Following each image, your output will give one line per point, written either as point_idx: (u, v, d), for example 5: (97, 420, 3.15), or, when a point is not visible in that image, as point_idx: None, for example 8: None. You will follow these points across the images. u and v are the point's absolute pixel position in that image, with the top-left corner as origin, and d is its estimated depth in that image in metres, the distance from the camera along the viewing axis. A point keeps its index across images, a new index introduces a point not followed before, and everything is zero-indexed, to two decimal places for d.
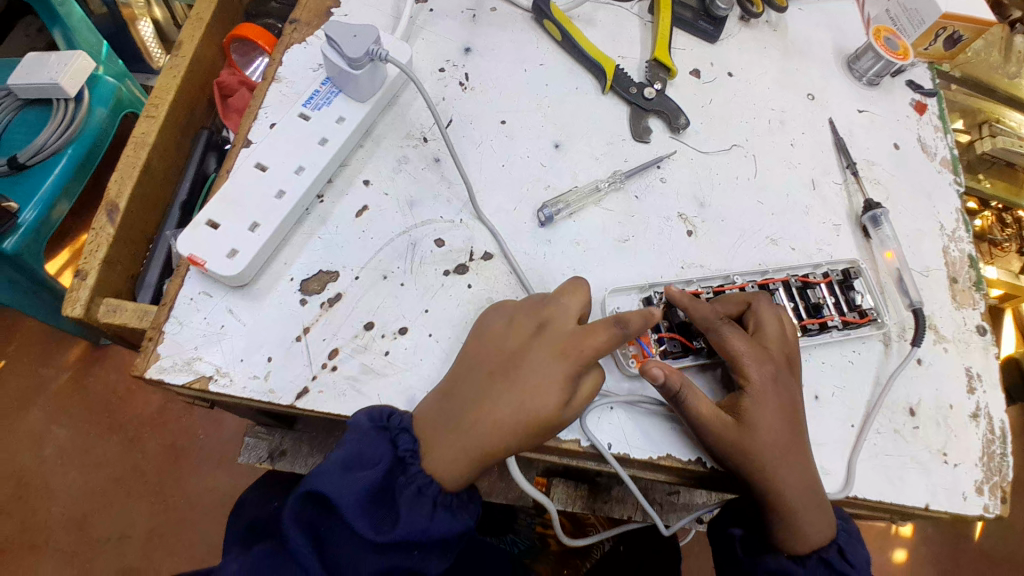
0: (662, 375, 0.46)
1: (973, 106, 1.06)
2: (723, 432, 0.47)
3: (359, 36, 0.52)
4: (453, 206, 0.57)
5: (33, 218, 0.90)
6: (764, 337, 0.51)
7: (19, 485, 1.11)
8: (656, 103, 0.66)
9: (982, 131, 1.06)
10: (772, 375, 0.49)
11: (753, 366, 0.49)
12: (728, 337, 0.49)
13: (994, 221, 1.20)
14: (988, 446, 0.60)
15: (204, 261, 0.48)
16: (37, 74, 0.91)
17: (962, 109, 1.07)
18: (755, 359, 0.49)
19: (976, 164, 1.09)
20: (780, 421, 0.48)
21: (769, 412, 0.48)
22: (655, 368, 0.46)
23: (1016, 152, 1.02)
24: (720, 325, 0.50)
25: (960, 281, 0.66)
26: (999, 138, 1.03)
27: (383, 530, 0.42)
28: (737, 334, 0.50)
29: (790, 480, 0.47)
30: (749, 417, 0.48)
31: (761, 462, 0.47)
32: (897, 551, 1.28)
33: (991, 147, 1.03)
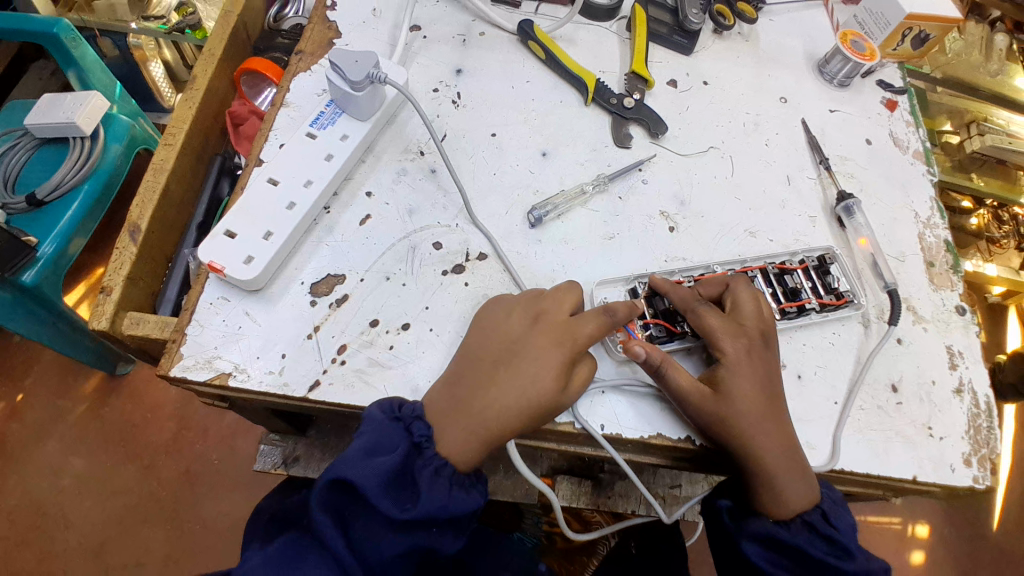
0: (644, 352, 0.52)
1: (959, 107, 1.10)
2: (701, 401, 0.51)
3: (359, 62, 0.57)
4: (450, 212, 0.62)
5: (52, 251, 0.96)
6: (740, 314, 0.55)
7: (37, 516, 1.15)
8: (636, 111, 0.71)
9: (971, 131, 1.10)
10: (747, 349, 0.53)
11: (727, 340, 0.53)
12: (704, 315, 0.55)
13: (991, 218, 1.25)
14: (974, 420, 0.62)
15: (223, 267, 0.53)
16: (54, 114, 0.98)
17: (949, 111, 1.11)
18: (729, 334, 0.53)
19: (968, 163, 1.12)
20: (756, 392, 0.52)
21: (745, 381, 0.52)
22: (638, 347, 0.52)
23: (1007, 149, 1.05)
24: (698, 306, 0.55)
25: (937, 265, 0.70)
26: (989, 136, 1.06)
27: (406, 508, 0.45)
28: (711, 312, 0.55)
29: (768, 445, 0.51)
30: (726, 388, 0.52)
31: (740, 429, 0.51)
32: (915, 553, 1.28)
33: (981, 145, 1.06)
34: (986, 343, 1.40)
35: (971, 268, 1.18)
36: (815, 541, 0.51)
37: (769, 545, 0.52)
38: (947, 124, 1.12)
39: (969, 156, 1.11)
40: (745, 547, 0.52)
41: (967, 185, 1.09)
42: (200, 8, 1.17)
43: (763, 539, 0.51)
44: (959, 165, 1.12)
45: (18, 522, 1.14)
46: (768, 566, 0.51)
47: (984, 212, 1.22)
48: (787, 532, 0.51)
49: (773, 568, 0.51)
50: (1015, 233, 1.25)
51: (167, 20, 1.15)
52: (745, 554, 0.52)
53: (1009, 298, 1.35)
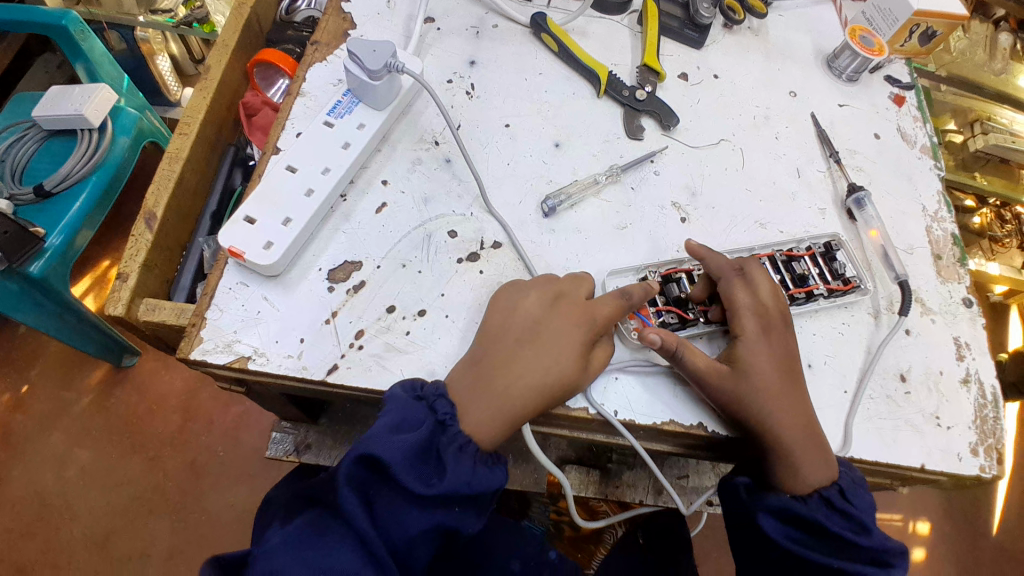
0: (659, 339, 0.53)
1: (964, 105, 1.12)
2: (718, 379, 0.52)
3: (378, 51, 0.58)
4: (464, 201, 0.62)
5: (60, 242, 0.96)
6: (763, 293, 0.56)
7: (42, 507, 1.15)
8: (647, 104, 0.72)
9: (975, 129, 1.11)
10: (767, 327, 0.55)
11: (749, 318, 0.55)
12: (732, 292, 0.55)
13: (994, 218, 1.26)
14: (981, 411, 0.63)
15: (243, 252, 0.53)
16: (62, 106, 0.98)
17: (953, 109, 1.12)
18: (753, 312, 0.55)
19: (972, 162, 1.13)
20: (780, 370, 0.53)
21: (763, 362, 0.53)
22: (653, 334, 0.53)
23: (1009, 147, 1.06)
24: (731, 275, 0.56)
25: (944, 258, 0.70)
26: (992, 135, 1.07)
27: (432, 483, 0.46)
28: (740, 285, 0.56)
29: (788, 421, 0.52)
30: (744, 368, 0.53)
31: (743, 406, 0.52)
32: (916, 550, 1.29)
33: (983, 144, 1.08)
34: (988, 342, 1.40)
35: (973, 267, 1.18)
36: (832, 517, 0.51)
37: (786, 519, 0.52)
38: (950, 123, 1.14)
39: (972, 154, 1.12)
40: (761, 520, 0.52)
41: (971, 184, 1.10)
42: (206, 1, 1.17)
43: (781, 513, 0.52)
44: (963, 163, 1.13)
45: (23, 514, 1.14)
46: (787, 541, 0.51)
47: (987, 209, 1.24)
48: (805, 507, 0.51)
49: (792, 543, 0.51)
50: (1017, 233, 1.25)
51: (174, 13, 1.15)
52: (762, 528, 0.52)
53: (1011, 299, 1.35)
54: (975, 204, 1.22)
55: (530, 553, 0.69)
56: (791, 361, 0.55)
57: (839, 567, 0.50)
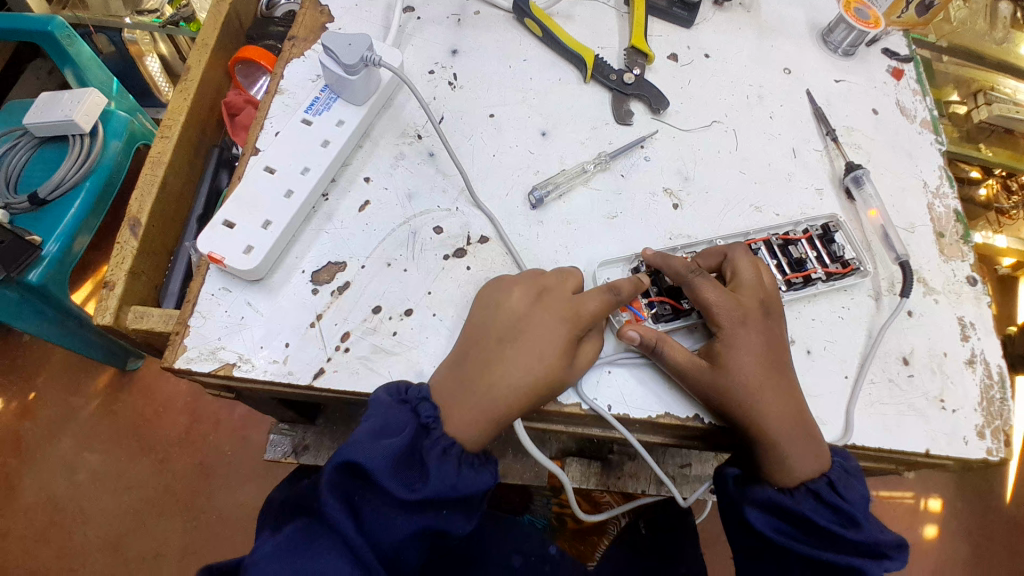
0: (639, 336, 0.52)
1: (966, 76, 1.09)
2: (699, 375, 0.51)
3: (353, 45, 0.56)
4: (450, 195, 0.61)
5: (57, 250, 0.95)
6: (739, 286, 0.54)
7: (53, 512, 1.16)
8: (636, 87, 0.70)
9: (979, 100, 1.06)
10: (744, 321, 0.53)
11: (723, 312, 0.53)
12: (700, 288, 0.53)
13: (999, 189, 1.21)
14: (987, 392, 0.61)
15: (223, 257, 0.52)
16: (52, 113, 0.97)
17: (955, 80, 1.10)
18: (725, 307, 0.53)
19: (976, 134, 1.10)
20: (757, 365, 0.52)
21: (744, 360, 0.52)
22: (632, 331, 0.52)
23: (1014, 117, 1.02)
24: (690, 279, 0.54)
25: (947, 235, 0.68)
26: (997, 105, 1.03)
27: (415, 488, 0.45)
28: (709, 284, 0.53)
29: (774, 412, 0.51)
30: (726, 362, 0.52)
31: (735, 396, 0.51)
32: (928, 527, 1.28)
33: (989, 115, 1.03)
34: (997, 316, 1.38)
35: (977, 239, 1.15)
36: (820, 510, 0.50)
37: (774, 511, 0.52)
38: (953, 94, 1.10)
39: (976, 125, 1.10)
40: (748, 512, 0.52)
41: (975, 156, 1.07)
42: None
43: (767, 506, 0.52)
44: (966, 135, 1.11)
45: (35, 520, 1.15)
46: (775, 533, 0.51)
47: (992, 180, 1.19)
48: (791, 499, 0.51)
49: (780, 535, 0.51)
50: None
51: (160, 13, 1.12)
52: (749, 520, 0.52)
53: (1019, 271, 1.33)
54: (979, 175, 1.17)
55: (530, 548, 0.69)
56: (783, 350, 0.53)
57: (827, 560, 0.49)
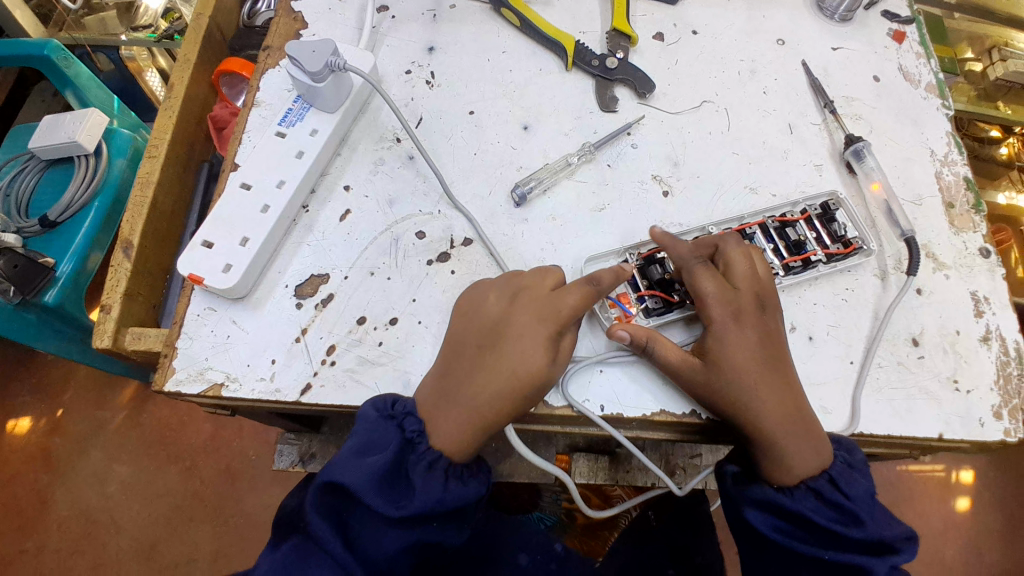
0: (629, 337, 0.51)
1: (979, 33, 1.05)
2: (692, 373, 0.50)
3: (317, 52, 0.55)
4: (431, 199, 0.60)
5: (70, 269, 0.97)
6: (732, 278, 0.53)
7: (87, 524, 1.20)
8: (620, 72, 0.67)
9: (993, 57, 1.03)
10: (739, 314, 0.51)
11: (716, 306, 0.51)
12: (699, 276, 0.52)
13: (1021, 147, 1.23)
14: (1003, 369, 0.58)
15: (203, 277, 0.52)
16: (54, 134, 0.97)
17: (968, 38, 1.06)
18: (720, 299, 0.51)
19: (994, 91, 1.05)
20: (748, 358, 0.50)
21: (740, 356, 0.50)
22: (621, 332, 0.51)
23: None
24: (694, 265, 0.53)
25: (957, 206, 0.65)
26: (1012, 62, 0.99)
27: (401, 504, 0.45)
28: (704, 274, 0.52)
29: (768, 409, 0.49)
30: (718, 358, 0.50)
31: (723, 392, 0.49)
32: (960, 499, 1.24)
33: (1004, 72, 1.00)
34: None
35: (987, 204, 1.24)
36: (820, 508, 0.49)
37: (773, 510, 0.51)
38: (968, 52, 1.06)
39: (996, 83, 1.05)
40: (746, 512, 0.51)
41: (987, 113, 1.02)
42: (184, 12, 1.17)
43: (765, 504, 0.51)
44: (983, 93, 1.05)
45: (71, 532, 1.19)
46: (776, 533, 0.50)
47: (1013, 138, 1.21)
48: (789, 498, 0.50)
49: (780, 535, 0.50)
50: None
51: (155, 28, 1.14)
52: (748, 520, 0.51)
53: None
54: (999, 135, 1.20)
55: (535, 546, 0.69)
56: (779, 344, 0.52)
57: (829, 560, 0.48)
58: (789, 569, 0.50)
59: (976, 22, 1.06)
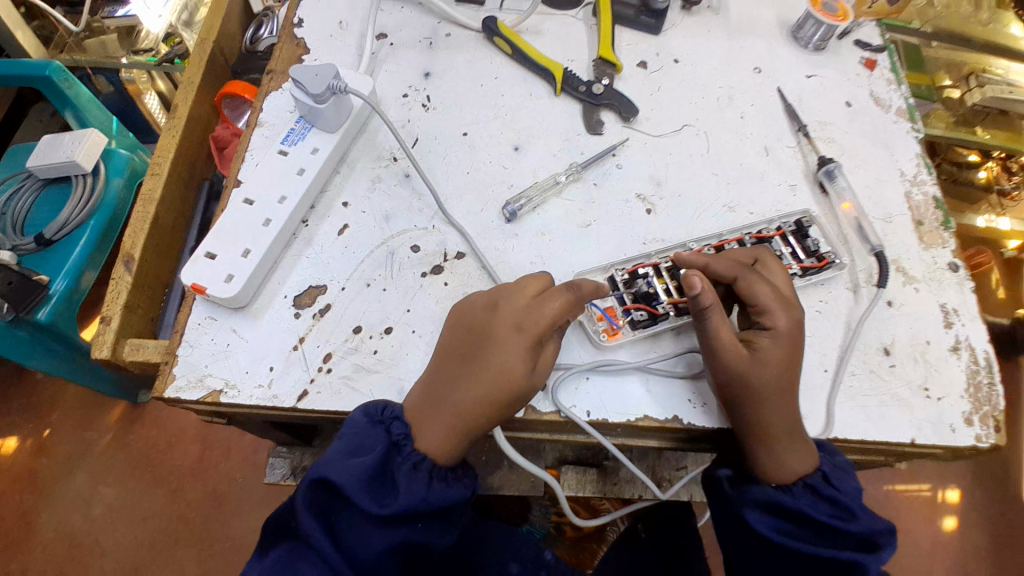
0: (700, 286, 0.51)
1: (956, 60, 1.11)
2: (734, 360, 0.52)
3: (320, 75, 0.58)
4: (425, 215, 0.63)
5: (64, 287, 0.98)
6: (779, 288, 0.57)
7: (71, 547, 1.18)
8: (606, 97, 0.71)
9: (970, 83, 1.09)
10: (799, 321, 0.54)
11: (781, 311, 0.54)
12: (754, 282, 0.55)
13: (1001, 171, 1.29)
14: (974, 377, 0.61)
15: (205, 287, 0.54)
16: (54, 154, 1.00)
17: (946, 65, 1.12)
18: (783, 306, 0.54)
19: (973, 116, 1.11)
20: (788, 362, 0.53)
21: (778, 358, 0.52)
22: (696, 279, 0.52)
23: (1007, 99, 1.05)
24: (748, 274, 0.56)
25: (926, 223, 0.69)
26: (989, 87, 1.06)
27: (385, 503, 0.46)
28: (764, 282, 0.55)
29: (778, 410, 0.52)
30: (761, 355, 0.52)
31: (763, 391, 0.51)
32: (947, 519, 1.26)
33: (982, 97, 1.06)
34: (1006, 299, 1.45)
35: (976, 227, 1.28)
36: (818, 505, 0.52)
37: (772, 510, 0.53)
38: (946, 79, 1.12)
39: (972, 108, 1.10)
40: (748, 513, 0.53)
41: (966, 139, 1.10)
42: (185, 37, 1.18)
43: (766, 505, 0.53)
44: (963, 119, 1.11)
45: (55, 555, 1.17)
46: (777, 534, 0.52)
47: (992, 162, 1.27)
48: (790, 497, 0.52)
49: (780, 535, 0.52)
50: None
51: (155, 52, 1.16)
52: (749, 522, 0.53)
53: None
54: (979, 160, 1.27)
55: (526, 554, 0.70)
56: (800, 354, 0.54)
57: (829, 556, 0.50)
58: (786, 569, 0.52)
59: (955, 49, 1.12)
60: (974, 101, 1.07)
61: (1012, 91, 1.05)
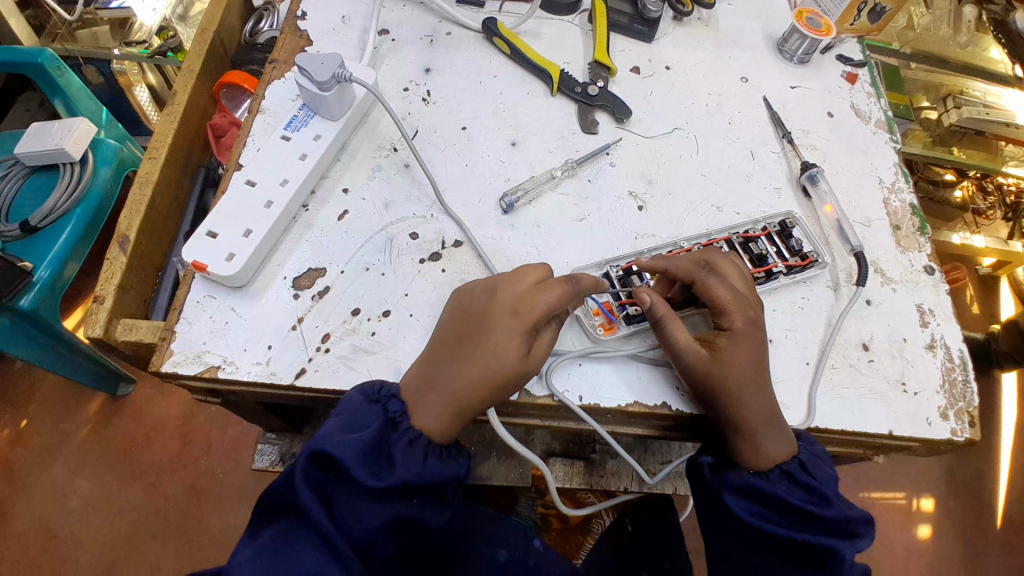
0: (650, 301, 0.55)
1: (935, 81, 1.15)
2: (698, 357, 0.54)
3: (325, 63, 0.60)
4: (424, 204, 0.64)
5: (47, 275, 0.96)
6: (738, 288, 0.58)
7: (45, 539, 1.16)
8: (600, 98, 0.74)
9: (948, 104, 1.13)
10: (754, 320, 0.56)
11: (737, 312, 0.56)
12: (712, 286, 0.57)
13: (974, 190, 1.38)
14: (949, 374, 0.64)
15: (206, 265, 0.55)
16: (43, 141, 0.98)
17: (925, 86, 1.16)
18: (738, 307, 0.56)
19: (948, 137, 1.16)
20: (753, 357, 0.55)
21: (743, 352, 0.55)
22: (645, 295, 0.55)
23: (983, 120, 1.10)
24: (703, 277, 0.57)
25: (903, 228, 0.72)
26: (965, 109, 1.10)
27: (382, 476, 0.48)
28: (720, 284, 0.57)
29: (754, 399, 0.54)
30: (725, 353, 0.54)
31: (734, 388, 0.53)
32: (922, 527, 1.29)
33: (958, 118, 1.10)
34: (980, 314, 1.51)
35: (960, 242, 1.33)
36: (793, 490, 0.54)
37: (750, 495, 0.55)
38: (924, 100, 1.16)
39: (949, 129, 1.15)
40: (726, 497, 0.55)
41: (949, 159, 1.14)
42: (180, 31, 1.18)
43: (744, 489, 0.55)
44: (939, 139, 1.16)
45: (28, 547, 1.15)
46: (753, 517, 0.54)
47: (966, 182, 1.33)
48: (766, 482, 0.54)
49: (757, 519, 0.54)
50: (1000, 204, 1.41)
51: (149, 44, 1.16)
52: (727, 505, 0.55)
53: (1001, 270, 1.50)
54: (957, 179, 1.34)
55: (515, 542, 0.71)
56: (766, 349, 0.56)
57: (803, 539, 0.52)
58: (764, 552, 0.54)
59: (933, 70, 1.15)
60: (951, 122, 1.11)
61: (988, 112, 1.10)
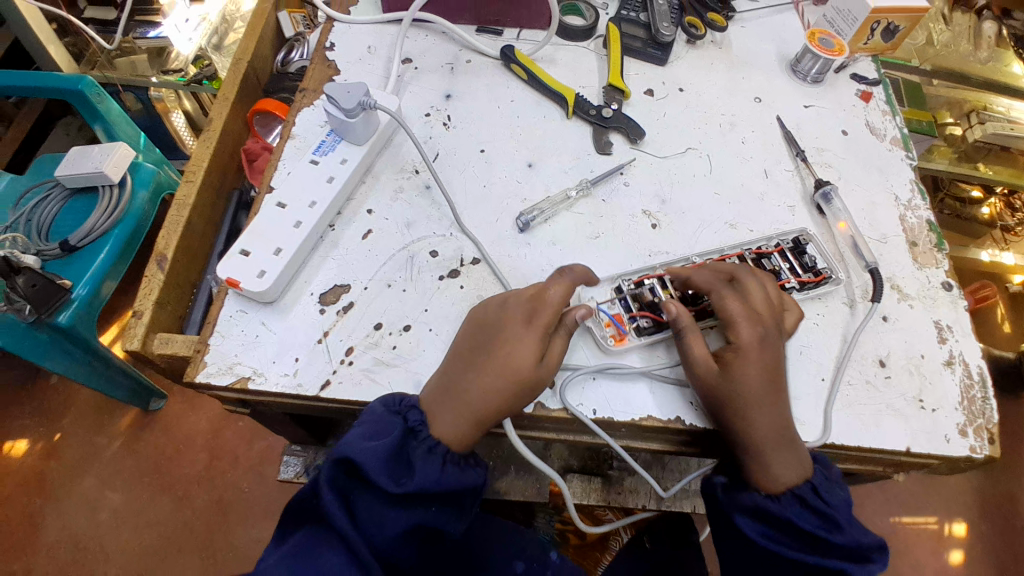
0: (676, 311, 0.58)
1: (958, 98, 1.17)
2: (705, 374, 0.56)
3: (352, 92, 0.64)
4: (444, 223, 0.67)
5: (86, 293, 1.01)
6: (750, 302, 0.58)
7: (76, 550, 1.19)
8: (615, 120, 0.76)
9: (971, 120, 1.15)
10: (762, 334, 0.56)
11: (744, 325, 0.56)
12: (725, 300, 0.58)
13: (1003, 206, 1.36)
14: (968, 391, 0.64)
15: (240, 281, 0.58)
16: (82, 166, 1.03)
17: (949, 103, 1.18)
18: (748, 320, 0.56)
19: (973, 153, 1.17)
20: (763, 372, 0.55)
21: (751, 368, 0.55)
22: (672, 306, 0.59)
23: (1007, 135, 1.10)
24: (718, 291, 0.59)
25: (920, 244, 0.72)
26: (990, 124, 1.11)
27: (401, 482, 0.49)
28: (733, 297, 0.58)
29: (766, 415, 0.54)
30: (733, 367, 0.55)
31: (746, 400, 0.54)
32: (953, 552, 1.25)
33: (982, 134, 1.11)
34: (1011, 333, 1.47)
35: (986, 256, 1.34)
36: (806, 515, 0.54)
37: (760, 517, 0.55)
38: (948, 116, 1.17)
39: (972, 145, 1.16)
40: (736, 518, 0.56)
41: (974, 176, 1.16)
42: (215, 60, 1.25)
43: (754, 512, 0.55)
44: (964, 155, 1.17)
45: (59, 558, 1.18)
46: (763, 539, 0.55)
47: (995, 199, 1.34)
48: (777, 505, 0.54)
49: (766, 540, 0.55)
50: None
51: (184, 72, 1.22)
52: (738, 526, 0.56)
53: None
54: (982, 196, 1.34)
55: (532, 555, 0.72)
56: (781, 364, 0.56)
57: (813, 563, 0.52)
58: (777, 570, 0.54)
59: (956, 86, 1.16)
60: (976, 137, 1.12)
61: (1011, 127, 1.10)
